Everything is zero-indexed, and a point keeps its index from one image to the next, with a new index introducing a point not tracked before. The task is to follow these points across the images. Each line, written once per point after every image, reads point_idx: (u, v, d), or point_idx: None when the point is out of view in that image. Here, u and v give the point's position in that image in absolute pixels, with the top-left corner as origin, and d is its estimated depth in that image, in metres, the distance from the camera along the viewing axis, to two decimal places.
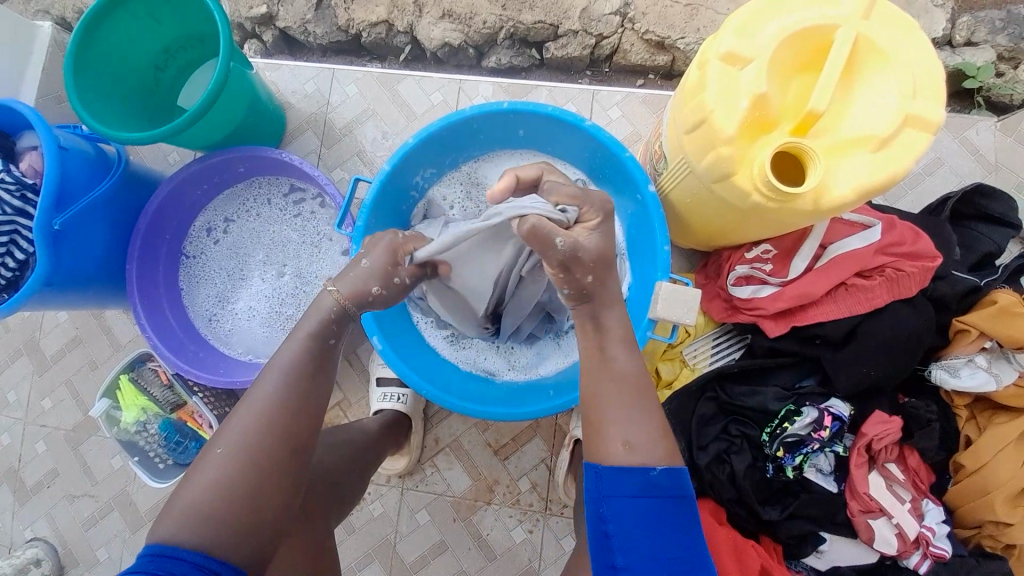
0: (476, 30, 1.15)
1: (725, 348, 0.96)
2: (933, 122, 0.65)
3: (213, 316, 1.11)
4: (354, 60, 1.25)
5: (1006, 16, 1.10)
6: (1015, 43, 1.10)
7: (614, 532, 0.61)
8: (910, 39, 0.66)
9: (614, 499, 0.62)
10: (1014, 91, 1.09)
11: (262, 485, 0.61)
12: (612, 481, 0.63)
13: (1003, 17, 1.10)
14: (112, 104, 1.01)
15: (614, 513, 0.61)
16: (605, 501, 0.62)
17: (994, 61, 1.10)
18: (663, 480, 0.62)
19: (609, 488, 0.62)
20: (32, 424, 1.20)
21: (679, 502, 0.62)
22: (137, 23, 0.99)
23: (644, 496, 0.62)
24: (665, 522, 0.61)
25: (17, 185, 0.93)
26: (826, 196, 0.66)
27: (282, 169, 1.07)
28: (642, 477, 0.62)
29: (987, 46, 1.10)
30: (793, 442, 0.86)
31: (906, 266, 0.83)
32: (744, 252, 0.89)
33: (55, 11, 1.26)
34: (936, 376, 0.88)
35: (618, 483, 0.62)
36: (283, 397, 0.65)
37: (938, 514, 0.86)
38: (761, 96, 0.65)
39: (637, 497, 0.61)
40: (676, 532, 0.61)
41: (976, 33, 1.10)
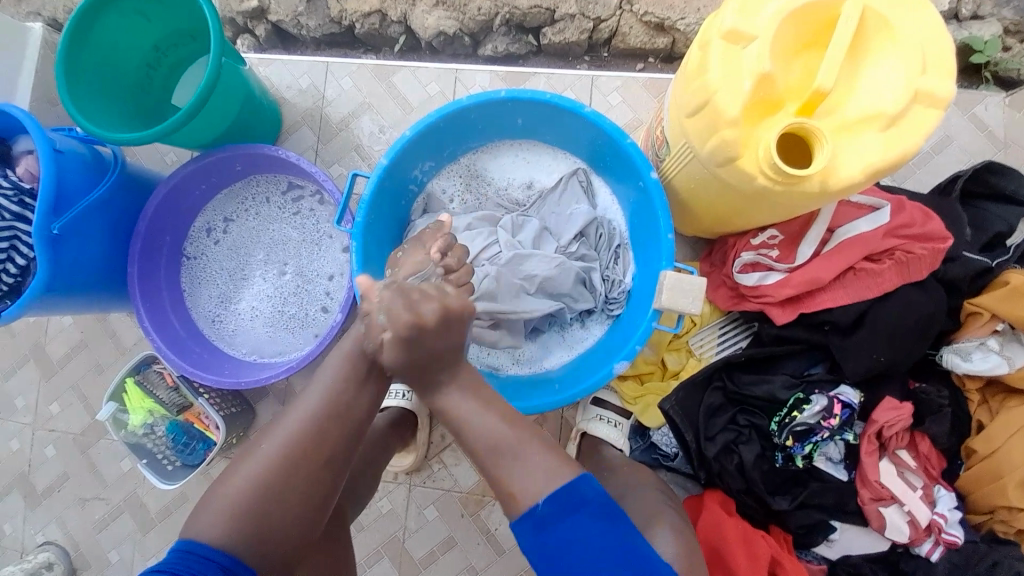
0: (470, 17, 1.13)
1: (731, 337, 0.95)
2: (943, 99, 0.63)
3: (216, 316, 1.11)
4: (349, 52, 1.23)
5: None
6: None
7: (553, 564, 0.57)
8: (919, 11, 0.64)
9: (535, 549, 0.58)
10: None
11: (273, 494, 0.61)
12: (535, 513, 0.58)
13: None
14: (106, 106, 1.00)
15: (542, 559, 0.58)
16: (532, 556, 0.58)
17: (1001, 35, 1.07)
18: (554, 507, 0.58)
19: (530, 539, 0.58)
20: (41, 429, 1.21)
21: (590, 513, 0.59)
22: (127, 21, 0.98)
23: (552, 526, 0.58)
24: (590, 538, 0.57)
25: (15, 190, 0.92)
26: (834, 178, 0.64)
27: (279, 166, 1.06)
28: (550, 500, 0.58)
29: (993, 20, 1.07)
30: (802, 431, 0.85)
31: (916, 248, 0.81)
32: (750, 238, 0.87)
33: (46, 13, 1.24)
34: (947, 361, 0.86)
35: (526, 527, 0.58)
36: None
37: (950, 500, 0.86)
38: (765, 76, 0.63)
39: (549, 528, 0.58)
40: (603, 539, 0.58)
41: (984, 6, 1.07)
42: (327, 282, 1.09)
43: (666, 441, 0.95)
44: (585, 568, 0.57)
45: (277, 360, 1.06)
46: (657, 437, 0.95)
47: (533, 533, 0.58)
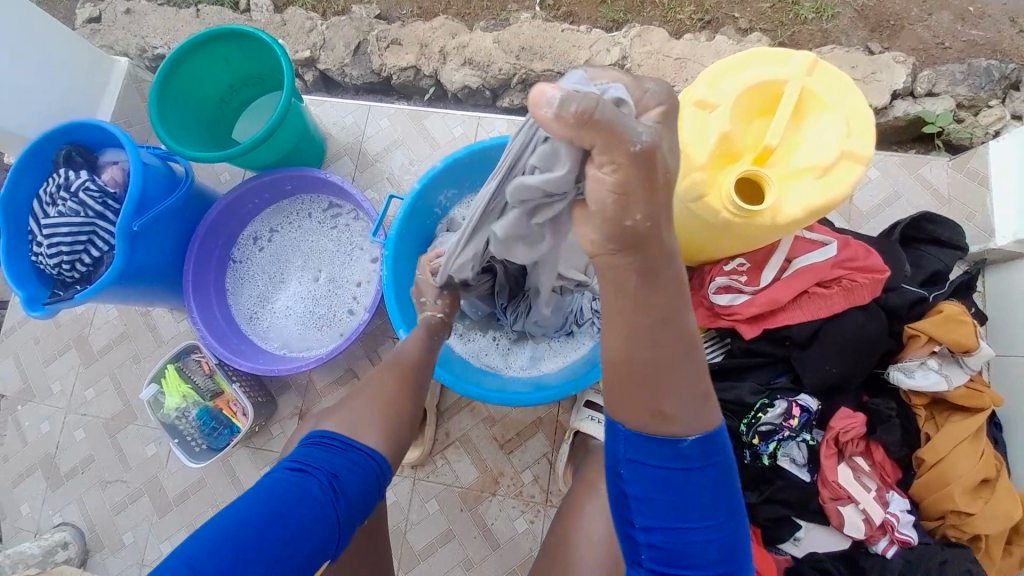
0: (492, 76, 1.35)
1: (708, 350, 1.08)
2: (864, 156, 0.81)
3: (254, 314, 1.24)
4: (384, 97, 1.45)
5: (965, 70, 1.30)
6: (974, 93, 1.29)
7: (638, 498, 0.58)
8: (844, 91, 0.83)
9: (638, 468, 0.58)
10: (972, 135, 1.26)
11: None
12: (639, 449, 0.57)
13: (965, 70, 1.30)
14: (183, 129, 1.19)
15: (637, 479, 0.58)
16: (632, 467, 0.58)
17: (953, 109, 1.28)
18: (695, 448, 0.56)
19: (634, 454, 0.58)
20: (74, 412, 1.32)
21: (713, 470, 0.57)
22: (212, 64, 1.19)
23: (677, 464, 0.56)
24: (693, 493, 0.57)
25: (100, 193, 1.08)
26: (781, 213, 0.81)
27: (323, 186, 1.23)
28: (670, 445, 0.56)
29: (946, 96, 1.28)
30: (767, 430, 0.96)
31: (859, 278, 0.96)
32: (722, 265, 1.02)
33: (118, 48, 1.46)
34: (894, 377, 1.00)
35: (641, 448, 0.57)
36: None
37: (902, 503, 0.96)
38: (725, 134, 0.81)
39: (662, 466, 0.56)
40: (702, 504, 0.57)
41: (937, 85, 1.29)
42: (355, 288, 1.24)
43: None
44: (667, 505, 0.57)
45: (304, 354, 1.19)
46: None
47: (652, 462, 0.57)
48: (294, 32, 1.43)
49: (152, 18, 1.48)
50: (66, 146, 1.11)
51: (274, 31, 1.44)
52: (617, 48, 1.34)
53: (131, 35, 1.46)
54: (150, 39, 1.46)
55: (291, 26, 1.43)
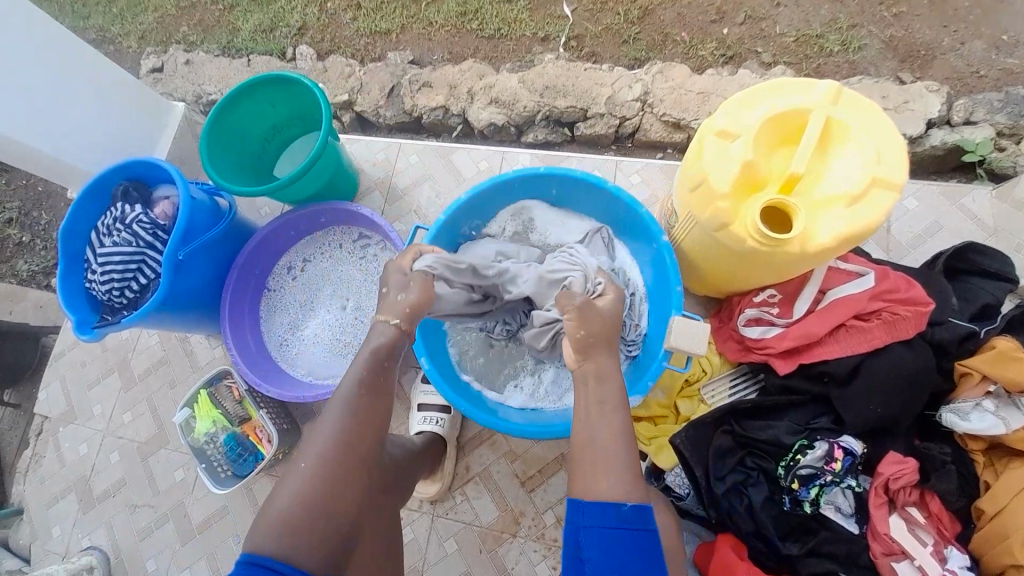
0: (517, 113, 1.41)
1: (742, 387, 1.04)
2: (897, 184, 0.78)
3: (283, 341, 1.28)
4: (415, 135, 1.52)
5: (1002, 99, 1.27)
6: (1015, 122, 1.25)
7: (586, 557, 0.70)
8: (873, 120, 0.82)
9: (591, 530, 0.71)
10: (1016, 162, 1.22)
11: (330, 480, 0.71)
12: (589, 513, 0.71)
13: (1001, 98, 1.27)
14: (228, 165, 1.28)
15: (590, 541, 0.70)
16: (585, 529, 0.71)
17: (994, 136, 1.24)
18: (635, 515, 0.71)
19: (588, 519, 0.71)
20: (111, 434, 1.38)
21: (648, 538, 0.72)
22: (258, 106, 1.29)
23: (618, 526, 0.71)
24: (635, 557, 0.70)
25: (152, 225, 1.16)
26: (811, 242, 0.79)
27: (354, 218, 1.29)
28: (616, 510, 0.71)
29: (985, 125, 1.25)
30: (807, 475, 0.89)
31: (901, 310, 0.91)
32: (752, 296, 1.00)
33: (177, 95, 1.61)
34: (946, 419, 0.92)
35: (596, 514, 0.71)
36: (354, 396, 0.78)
37: (962, 559, 0.86)
38: (748, 162, 0.80)
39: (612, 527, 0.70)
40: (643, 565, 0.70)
41: (976, 113, 1.26)
42: None
43: (679, 482, 1.01)
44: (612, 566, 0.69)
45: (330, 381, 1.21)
46: (670, 478, 1.02)
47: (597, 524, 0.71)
48: (336, 78, 1.54)
49: (210, 68, 1.63)
50: (124, 182, 1.21)
51: (318, 77, 1.55)
52: (639, 84, 1.38)
53: (189, 83, 1.61)
54: (206, 86, 1.60)
55: (333, 73, 1.54)
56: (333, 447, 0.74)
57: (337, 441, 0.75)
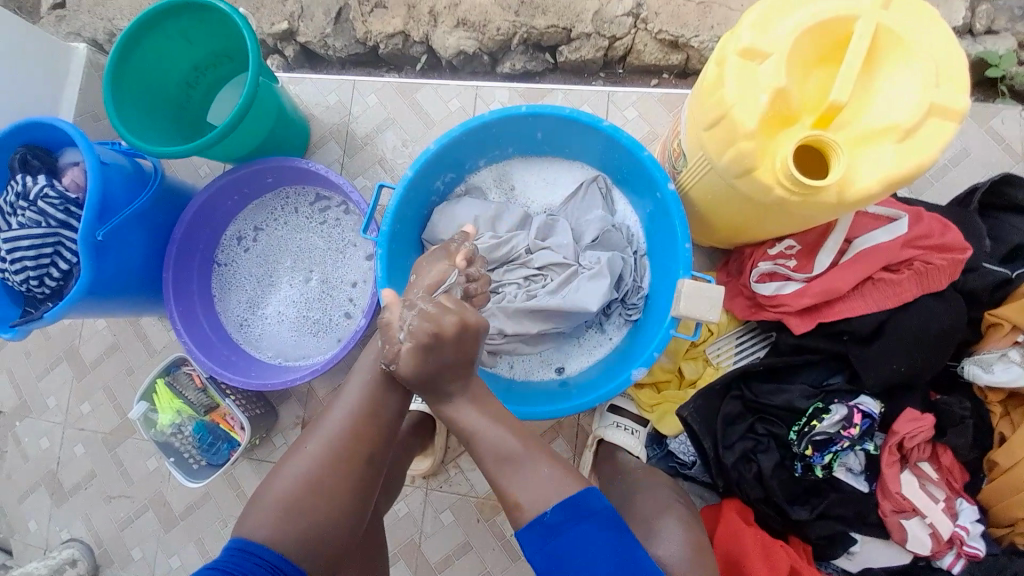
0: (490, 37, 1.18)
1: (749, 346, 0.96)
2: (959, 112, 0.65)
3: (244, 321, 1.14)
4: (372, 70, 1.29)
5: None
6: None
7: None
8: (932, 28, 0.66)
9: (537, 554, 0.61)
10: None
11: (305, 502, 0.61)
12: (529, 541, 0.62)
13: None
14: (146, 120, 1.05)
15: (545, 565, 0.61)
16: (535, 561, 0.61)
17: (1017, 49, 1.07)
18: (563, 515, 0.61)
19: (533, 544, 0.62)
20: (71, 428, 1.23)
21: (598, 523, 0.62)
22: (171, 42, 1.04)
23: (556, 537, 0.61)
24: (597, 546, 0.60)
25: (61, 200, 0.96)
26: (850, 188, 0.66)
27: (308, 178, 1.11)
28: (542, 524, 0.61)
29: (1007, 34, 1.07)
30: (821, 440, 0.85)
31: (935, 259, 0.82)
32: (767, 248, 0.88)
33: (87, 34, 1.31)
34: (969, 372, 0.86)
35: (530, 538, 0.62)
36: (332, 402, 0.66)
37: (972, 513, 0.85)
38: (780, 90, 0.65)
39: (551, 543, 0.61)
40: (611, 553, 0.60)
41: (998, 21, 1.08)
42: (350, 288, 1.13)
43: (683, 449, 0.95)
44: (583, 571, 0.59)
45: (302, 364, 1.09)
46: (674, 445, 0.96)
47: (540, 547, 0.61)
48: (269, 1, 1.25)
49: None
50: (20, 148, 0.99)
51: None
52: None
53: (97, 17, 1.31)
54: (118, 21, 1.30)
55: None
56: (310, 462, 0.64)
57: (314, 456, 0.64)
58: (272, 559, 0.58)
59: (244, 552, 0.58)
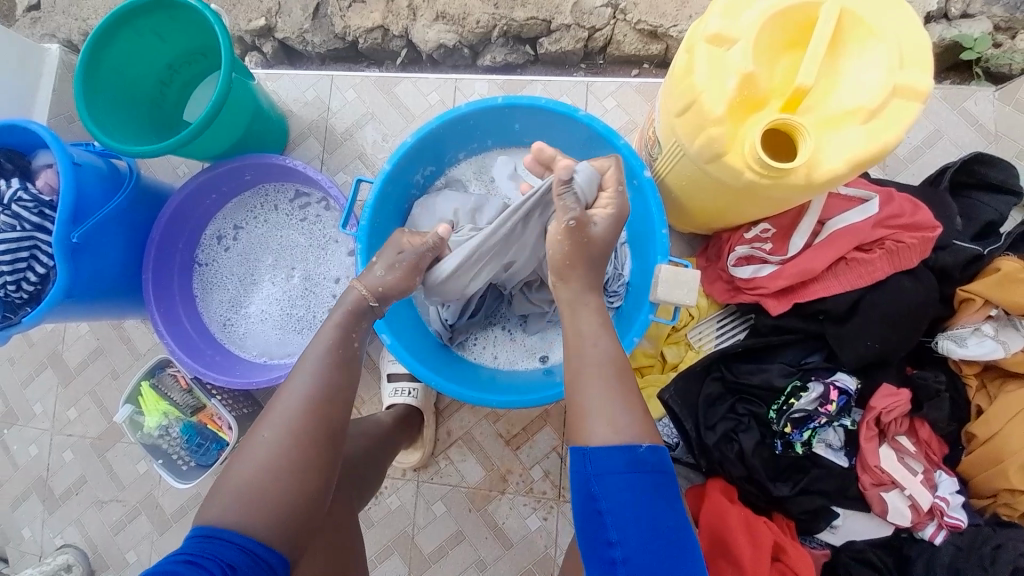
0: (469, 30, 1.18)
1: (729, 329, 0.97)
2: (922, 92, 0.66)
3: (227, 321, 1.14)
4: (352, 66, 1.28)
5: None
6: (1014, 12, 1.07)
7: (605, 511, 0.58)
8: (896, 10, 0.67)
9: (602, 476, 0.59)
10: (1013, 60, 1.07)
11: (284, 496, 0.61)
12: (600, 462, 0.60)
13: None
14: (121, 120, 1.05)
15: (605, 489, 0.59)
16: (596, 480, 0.59)
17: (991, 32, 1.07)
18: (653, 455, 0.60)
19: (599, 468, 0.60)
20: (59, 433, 1.22)
21: (669, 478, 0.61)
22: (143, 40, 1.03)
23: (635, 471, 0.59)
24: (656, 501, 0.58)
25: (35, 202, 0.95)
26: (818, 169, 0.67)
27: (287, 174, 1.10)
28: (631, 452, 0.60)
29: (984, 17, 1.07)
30: (800, 417, 0.87)
31: (905, 238, 0.84)
32: (743, 233, 0.90)
33: (61, 35, 1.29)
34: (942, 346, 0.88)
35: (608, 462, 0.60)
36: (320, 393, 0.67)
37: (952, 484, 0.87)
38: (748, 76, 0.66)
39: (627, 472, 0.59)
40: (668, 512, 0.59)
41: (973, 4, 1.07)
42: (334, 285, 1.13)
43: (668, 431, 0.97)
44: (634, 515, 0.57)
45: (286, 362, 1.09)
46: (659, 428, 0.97)
47: (619, 474, 0.59)
48: None
49: None
50: None
51: None
52: None
53: (71, 17, 1.29)
54: (93, 21, 1.28)
55: None
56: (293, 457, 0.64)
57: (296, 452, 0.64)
58: (240, 543, 0.57)
59: (209, 538, 0.57)
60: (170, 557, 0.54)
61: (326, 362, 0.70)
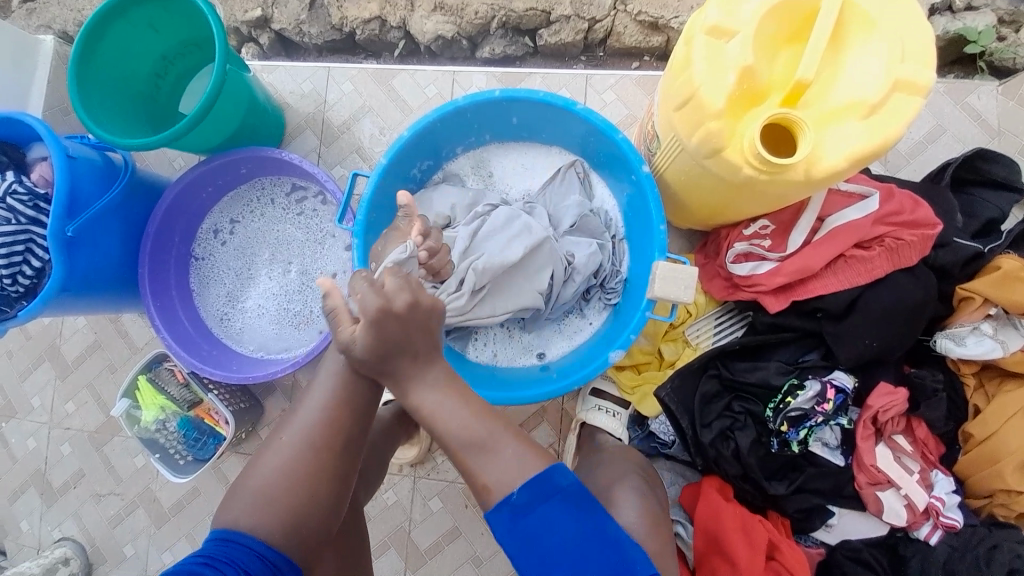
0: (468, 21, 1.16)
1: (727, 327, 0.96)
2: (924, 86, 0.65)
3: (224, 315, 1.14)
4: (349, 57, 1.26)
5: None
6: (1016, 7, 1.06)
7: (524, 557, 0.57)
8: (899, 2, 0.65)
9: (506, 532, 0.58)
10: (1017, 53, 1.05)
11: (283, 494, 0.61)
12: (499, 518, 0.58)
13: None
14: (117, 113, 1.04)
15: (515, 545, 0.58)
16: (505, 540, 0.58)
17: (994, 26, 1.06)
18: (529, 496, 0.58)
19: (513, 509, 0.58)
20: (57, 427, 1.23)
21: (565, 498, 0.58)
22: (137, 32, 1.01)
23: (524, 517, 0.58)
24: (566, 523, 0.57)
25: (30, 196, 0.95)
26: (818, 165, 0.66)
27: (283, 168, 1.09)
28: (508, 501, 0.58)
29: (987, 10, 1.06)
30: (797, 416, 0.87)
31: (905, 235, 0.83)
32: (743, 229, 0.89)
33: (57, 26, 1.27)
34: (940, 345, 0.88)
35: (502, 513, 0.58)
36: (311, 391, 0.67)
37: (947, 484, 0.87)
38: (747, 69, 0.65)
39: (518, 521, 0.58)
40: (578, 527, 0.58)
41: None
42: (331, 280, 1.12)
43: (663, 429, 0.97)
44: (550, 551, 0.57)
45: (283, 357, 1.09)
46: (654, 425, 0.97)
47: (511, 526, 0.58)
48: None
49: None
50: None
51: None
52: None
53: (66, 8, 1.27)
54: (88, 11, 1.27)
55: None
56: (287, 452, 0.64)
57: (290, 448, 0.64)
58: (257, 550, 0.58)
59: (228, 542, 0.58)
60: (191, 558, 0.56)
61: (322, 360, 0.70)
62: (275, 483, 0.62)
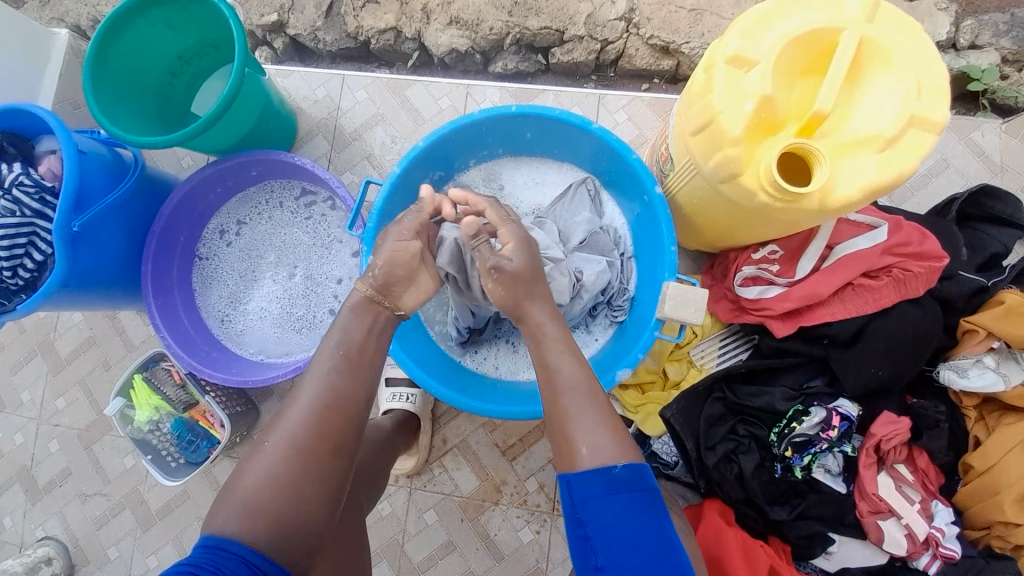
0: (483, 36, 1.17)
1: (732, 349, 0.97)
2: (937, 123, 0.66)
3: (225, 317, 1.12)
4: (363, 66, 1.27)
5: (1009, 20, 1.09)
6: (1019, 47, 1.08)
7: (592, 536, 0.57)
8: (915, 41, 0.67)
9: (585, 502, 0.58)
10: (1018, 93, 1.08)
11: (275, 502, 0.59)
12: (582, 485, 0.59)
13: (1006, 21, 1.09)
14: (130, 110, 1.03)
15: (593, 517, 0.57)
16: (582, 507, 0.58)
17: (997, 65, 1.09)
18: (628, 476, 0.59)
19: (586, 492, 0.58)
20: (46, 423, 1.20)
21: (651, 496, 0.59)
22: (155, 31, 1.02)
23: (615, 493, 0.58)
24: (644, 517, 0.57)
25: (37, 188, 0.93)
26: (832, 195, 0.67)
27: (294, 172, 1.09)
28: (607, 474, 0.59)
29: (990, 50, 1.09)
30: (801, 442, 0.86)
31: (912, 266, 0.84)
32: (751, 253, 0.90)
33: (71, 21, 1.28)
34: (944, 376, 0.89)
35: (587, 485, 0.59)
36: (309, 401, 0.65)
37: (947, 515, 0.87)
38: (767, 98, 0.66)
39: (607, 495, 0.58)
40: (655, 526, 0.58)
41: (981, 35, 1.09)
42: (336, 285, 1.12)
43: (666, 449, 0.95)
44: (620, 536, 0.56)
45: (283, 361, 1.07)
46: (657, 445, 0.96)
47: (598, 497, 0.58)
48: None
49: None
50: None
51: None
52: None
53: (83, 4, 1.27)
54: (104, 8, 1.27)
55: None
56: (284, 458, 0.62)
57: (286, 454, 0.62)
58: (243, 554, 0.55)
59: (214, 550, 0.55)
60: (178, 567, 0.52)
61: (328, 367, 0.68)
62: (267, 483, 0.60)
